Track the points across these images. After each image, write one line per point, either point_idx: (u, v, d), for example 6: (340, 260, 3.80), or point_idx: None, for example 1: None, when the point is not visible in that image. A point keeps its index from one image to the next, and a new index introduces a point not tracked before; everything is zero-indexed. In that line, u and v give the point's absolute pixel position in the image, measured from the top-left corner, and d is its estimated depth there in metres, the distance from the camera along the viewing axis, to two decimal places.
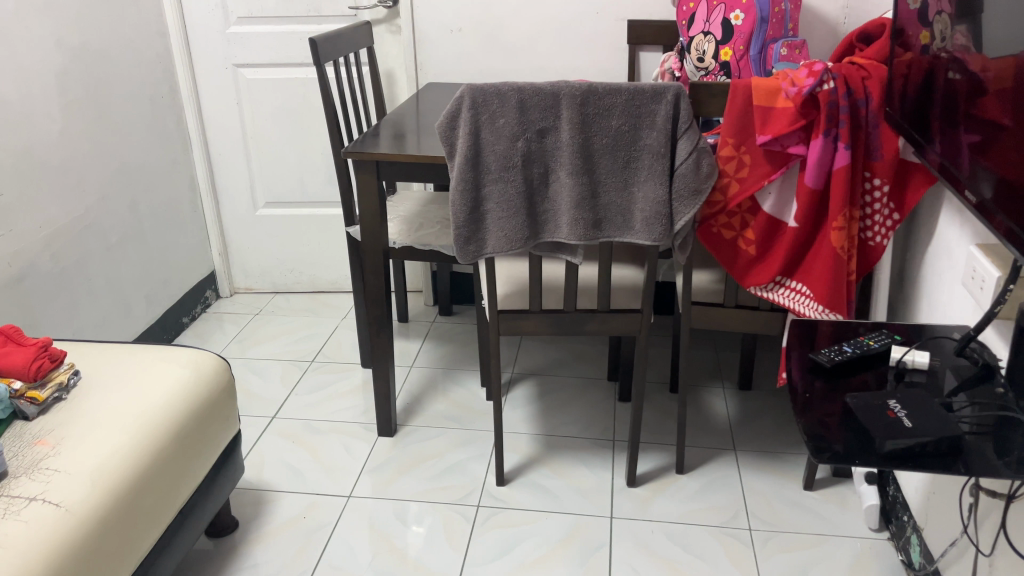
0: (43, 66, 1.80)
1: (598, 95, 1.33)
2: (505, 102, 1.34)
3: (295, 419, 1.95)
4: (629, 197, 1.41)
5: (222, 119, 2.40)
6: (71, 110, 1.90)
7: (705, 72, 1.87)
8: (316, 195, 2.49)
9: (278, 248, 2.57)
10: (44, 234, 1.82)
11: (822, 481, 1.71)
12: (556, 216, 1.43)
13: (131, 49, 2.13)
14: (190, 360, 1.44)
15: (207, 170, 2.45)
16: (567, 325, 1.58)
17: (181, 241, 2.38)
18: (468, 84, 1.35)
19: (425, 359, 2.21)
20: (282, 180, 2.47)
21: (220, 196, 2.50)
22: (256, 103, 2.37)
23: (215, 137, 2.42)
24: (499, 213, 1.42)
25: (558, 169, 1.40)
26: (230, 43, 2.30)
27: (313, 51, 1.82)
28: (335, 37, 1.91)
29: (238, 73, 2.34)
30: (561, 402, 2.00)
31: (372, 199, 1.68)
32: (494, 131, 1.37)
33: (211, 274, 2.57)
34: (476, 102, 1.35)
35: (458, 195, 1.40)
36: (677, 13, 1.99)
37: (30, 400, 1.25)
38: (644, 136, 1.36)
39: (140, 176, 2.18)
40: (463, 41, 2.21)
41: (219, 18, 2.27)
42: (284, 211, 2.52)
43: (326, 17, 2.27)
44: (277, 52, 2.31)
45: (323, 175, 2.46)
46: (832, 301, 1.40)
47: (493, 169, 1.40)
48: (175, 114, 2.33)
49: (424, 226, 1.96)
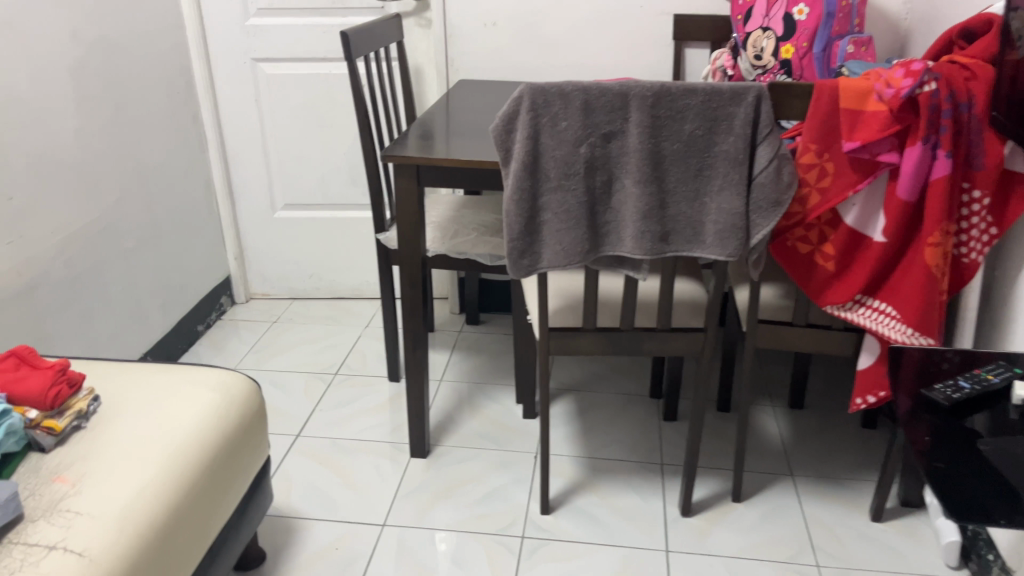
0: (57, 59, 1.67)
1: (671, 96, 1.21)
2: (568, 104, 1.22)
3: (321, 437, 1.83)
4: (700, 208, 1.29)
5: (240, 116, 2.27)
6: (85, 106, 1.76)
7: (763, 71, 1.76)
8: (338, 197, 2.37)
9: (298, 251, 2.44)
10: (58, 238, 1.69)
11: (890, 511, 1.59)
12: (619, 228, 1.31)
13: (147, 41, 1.99)
14: (219, 382, 1.32)
15: (223, 170, 2.32)
16: (625, 344, 1.45)
17: (196, 244, 2.25)
18: (527, 82, 1.23)
19: (455, 372, 2.08)
20: (302, 180, 2.34)
21: (236, 197, 2.37)
22: (276, 99, 2.25)
23: (233, 135, 2.30)
24: (558, 224, 1.29)
25: (624, 178, 1.28)
26: (248, 36, 2.17)
27: (344, 45, 1.70)
28: (367, 31, 1.80)
29: (257, 67, 2.22)
30: (603, 420, 1.88)
31: (411, 204, 1.55)
32: (555, 136, 1.25)
33: (226, 279, 2.44)
34: (536, 103, 1.23)
35: (514, 205, 1.28)
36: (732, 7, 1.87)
37: (46, 430, 1.13)
38: (720, 141, 1.24)
39: (156, 176, 2.05)
40: (498, 37, 2.09)
41: (238, 10, 2.15)
42: (302, 213, 2.39)
43: (352, 9, 2.14)
44: (298, 46, 2.18)
45: (345, 176, 2.33)
46: (922, 323, 1.29)
47: (553, 176, 1.28)
48: (191, 111, 2.20)
49: (461, 232, 1.85)
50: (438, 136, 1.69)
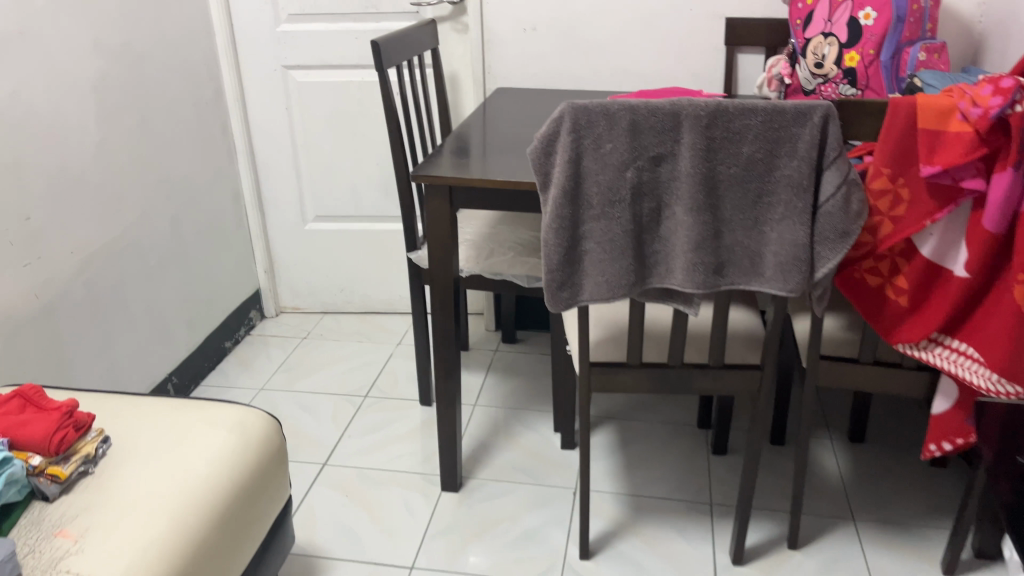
0: (81, 71, 1.60)
1: (728, 116, 1.10)
2: (614, 125, 1.12)
3: (349, 467, 1.74)
4: (758, 237, 1.17)
5: (270, 126, 2.20)
6: (109, 120, 1.69)
7: (824, 80, 1.62)
8: (370, 209, 2.28)
9: (329, 265, 2.36)
10: (77, 258, 1.61)
11: (963, 564, 1.45)
12: (668, 258, 1.20)
13: (175, 50, 1.92)
14: (236, 423, 1.24)
15: (253, 181, 2.25)
16: (673, 382, 1.34)
17: (225, 258, 2.18)
18: (568, 101, 1.13)
19: (490, 395, 1.99)
20: (334, 191, 2.26)
21: (266, 208, 2.30)
22: (307, 108, 2.17)
23: (263, 145, 2.23)
24: (601, 254, 1.18)
25: (674, 205, 1.16)
26: (279, 43, 2.09)
27: (375, 55, 1.61)
28: (399, 39, 1.70)
29: (288, 75, 2.14)
30: (647, 454, 1.76)
31: (444, 225, 1.46)
32: (599, 160, 1.14)
33: (256, 293, 2.37)
34: (578, 123, 1.12)
35: (554, 233, 1.18)
36: (790, 12, 1.74)
37: (51, 478, 1.05)
38: (782, 166, 1.12)
39: (182, 189, 1.97)
40: (538, 42, 1.98)
41: (268, 15, 2.07)
42: (334, 225, 2.31)
43: (385, 15, 2.05)
44: (330, 53, 2.09)
45: (378, 188, 2.25)
46: (1009, 367, 1.15)
47: (596, 203, 1.16)
48: (220, 121, 2.13)
49: (497, 251, 1.75)
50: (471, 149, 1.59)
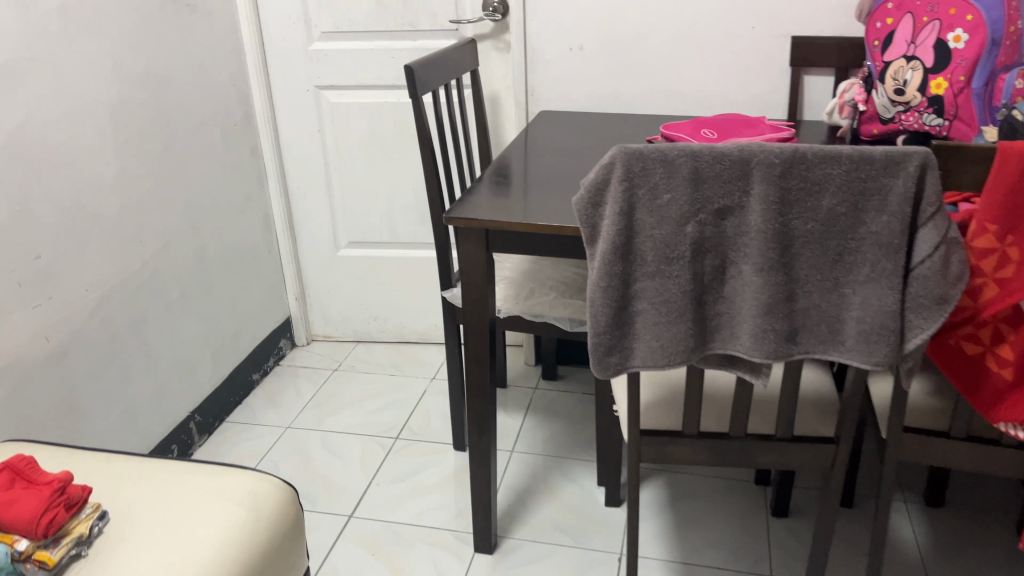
0: (97, 98, 1.50)
1: (806, 164, 0.95)
2: (673, 174, 0.98)
3: (377, 521, 1.62)
4: (838, 301, 1.02)
5: (302, 148, 2.09)
6: (128, 147, 1.59)
7: (905, 108, 1.45)
8: (405, 235, 2.16)
9: (362, 292, 2.25)
10: (91, 296, 1.51)
11: None
12: (731, 322, 1.05)
13: (202, 71, 1.82)
14: (247, 494, 1.12)
15: (284, 205, 2.14)
16: (733, 454, 1.19)
17: (254, 287, 2.08)
18: (620, 145, 0.99)
19: (529, 441, 1.85)
20: (368, 216, 2.15)
21: (298, 233, 2.20)
22: (340, 129, 2.06)
23: (295, 168, 2.12)
24: (655, 317, 1.04)
25: (740, 263, 1.02)
26: (312, 61, 1.99)
27: (408, 80, 1.49)
28: (435, 61, 1.57)
29: (321, 95, 2.03)
30: (699, 515, 1.61)
31: (480, 269, 1.33)
32: (655, 212, 1.00)
33: (287, 321, 2.27)
34: (631, 171, 0.98)
35: (602, 293, 1.04)
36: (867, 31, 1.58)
37: (38, 565, 0.95)
38: (868, 221, 0.97)
39: (208, 217, 1.87)
40: (585, 62, 1.84)
41: (300, 33, 1.96)
42: (367, 251, 2.20)
43: (423, 32, 1.92)
44: (365, 72, 1.98)
45: (414, 213, 2.13)
46: None
47: (650, 260, 1.02)
48: (250, 142, 2.02)
49: (538, 291, 1.61)
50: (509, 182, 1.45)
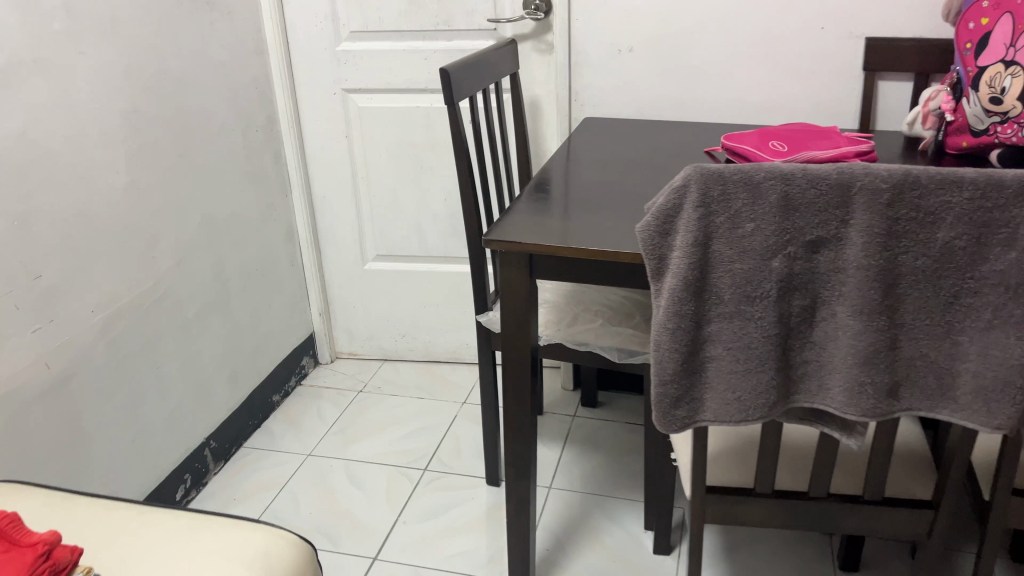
0: (107, 102, 1.38)
1: (919, 189, 0.80)
2: (758, 199, 0.83)
3: (403, 565, 1.48)
4: (952, 350, 0.86)
5: (328, 155, 1.96)
6: (140, 156, 1.47)
7: (1003, 119, 1.28)
8: (436, 249, 2.03)
9: (389, 308, 2.12)
10: (97, 318, 1.39)
11: None
12: (821, 371, 0.90)
13: (222, 74, 1.69)
14: (258, 554, 0.99)
15: (308, 215, 2.02)
16: (813, 517, 1.04)
17: (276, 302, 1.95)
18: (694, 165, 0.85)
19: (568, 476, 1.70)
20: (396, 227, 2.02)
21: (323, 245, 2.07)
22: (369, 136, 1.93)
23: (320, 176, 1.99)
24: (732, 365, 0.89)
25: (834, 304, 0.86)
26: (340, 63, 1.86)
27: (444, 85, 1.35)
28: (473, 64, 1.44)
29: (348, 99, 1.90)
30: (758, 567, 1.45)
31: (521, 298, 1.19)
32: (734, 243, 0.85)
33: (310, 338, 2.14)
34: (708, 195, 0.84)
35: (670, 337, 0.89)
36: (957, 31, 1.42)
37: None
38: (992, 257, 0.81)
39: (227, 229, 1.75)
40: (634, 65, 1.70)
41: (328, 33, 1.83)
42: (396, 265, 2.07)
43: (458, 32, 1.79)
44: (395, 75, 1.85)
45: (446, 225, 1.99)
46: None
47: (728, 299, 0.87)
48: (272, 149, 1.90)
49: (583, 317, 1.46)
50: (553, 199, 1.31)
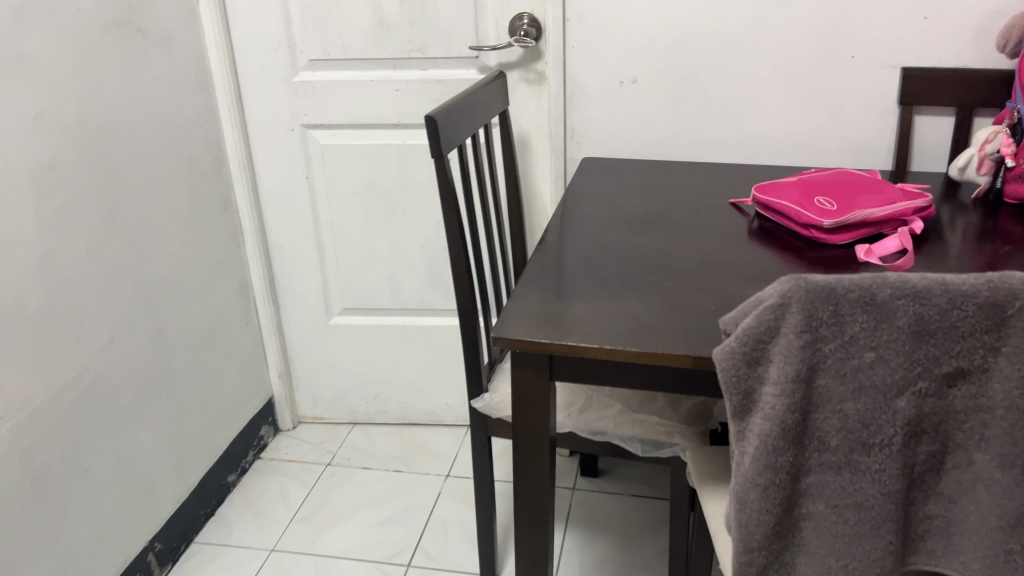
0: (16, 160, 1.13)
1: None
2: (881, 322, 0.63)
3: None
4: None
5: (286, 199, 1.72)
6: (60, 220, 1.21)
7: None
8: (411, 301, 1.80)
9: (359, 367, 1.88)
10: (8, 425, 1.13)
11: None
12: (954, 531, 0.69)
13: (159, 114, 1.44)
14: None
15: (264, 267, 1.77)
16: None
17: (228, 369, 1.70)
18: (792, 276, 0.64)
19: (573, 568, 1.49)
20: (366, 278, 1.78)
21: (282, 299, 1.83)
22: (333, 177, 1.69)
23: (277, 223, 1.75)
24: (842, 529, 0.69)
25: (974, 452, 0.66)
26: (298, 96, 1.62)
27: (430, 135, 1.13)
28: (460, 106, 1.22)
29: (308, 136, 1.66)
30: None
31: (538, 404, 0.97)
32: (847, 377, 0.65)
33: (269, 403, 1.89)
34: (813, 318, 0.63)
35: (761, 495, 0.69)
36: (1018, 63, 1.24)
37: None
38: None
39: (170, 294, 1.49)
40: (639, 99, 1.50)
41: (283, 61, 1.59)
42: (365, 319, 1.83)
43: (435, 60, 1.56)
44: (362, 108, 1.61)
45: (422, 276, 1.77)
46: None
47: (836, 447, 0.67)
48: (221, 195, 1.65)
49: (598, 400, 1.26)
50: (565, 269, 1.09)
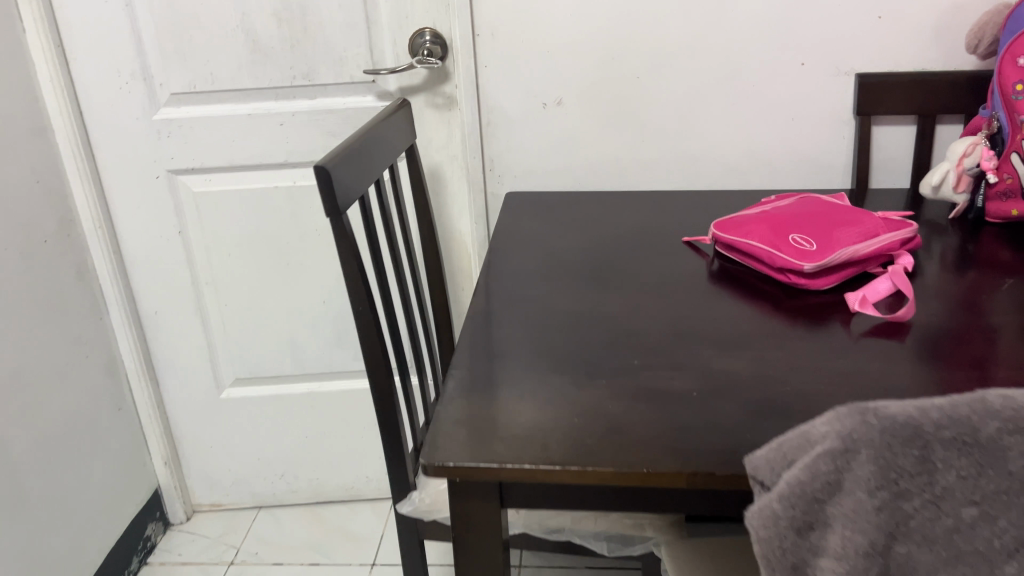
0: None
1: None
2: (986, 470, 0.42)
3: None
4: None
5: (156, 259, 1.45)
6: None
7: None
8: (317, 364, 1.55)
9: (260, 444, 1.62)
10: None
11: None
12: None
13: None
14: None
15: (136, 339, 1.49)
16: None
17: (98, 468, 1.42)
18: (849, 405, 0.46)
19: None
20: (261, 343, 1.53)
21: (162, 375, 1.55)
22: (212, 230, 1.43)
23: (148, 288, 1.47)
24: None
25: None
26: (160, 137, 1.35)
27: (321, 186, 0.90)
28: (356, 147, 0.99)
29: (178, 183, 1.40)
30: None
31: (489, 537, 0.75)
32: (941, 549, 0.44)
33: (155, 496, 1.60)
34: (880, 465, 0.44)
35: None
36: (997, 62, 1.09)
37: None
38: None
39: (13, 393, 1.21)
40: (566, 123, 1.31)
41: (138, 97, 1.32)
42: (264, 389, 1.57)
43: (325, 86, 1.33)
44: (241, 147, 1.36)
45: (328, 335, 1.53)
46: None
47: None
48: (74, 261, 1.36)
49: None
50: (503, 346, 0.87)
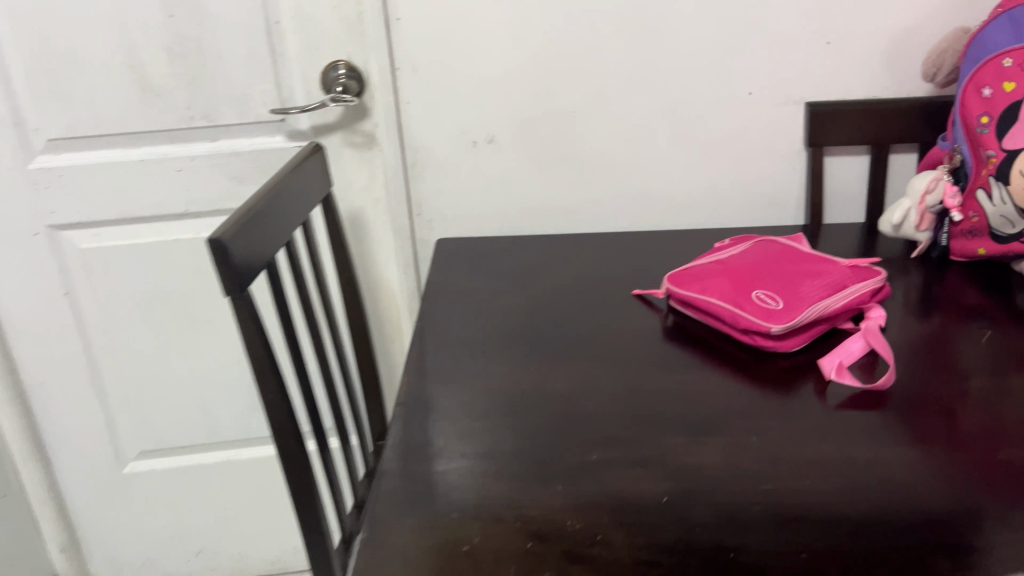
0: None
1: None
2: None
3: None
4: None
5: (41, 325, 1.28)
6: None
7: None
8: (233, 431, 1.40)
9: (172, 520, 1.45)
10: None
11: None
12: None
13: None
14: None
15: (21, 416, 1.32)
16: None
17: None
18: None
19: None
20: (168, 411, 1.37)
21: (55, 453, 1.37)
22: (105, 290, 1.26)
23: (33, 358, 1.30)
24: None
25: None
26: (37, 189, 1.18)
27: (217, 258, 0.76)
28: (262, 209, 0.85)
29: (61, 239, 1.23)
30: None
31: None
32: None
33: None
34: None
35: None
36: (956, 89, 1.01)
37: None
38: None
39: None
40: (498, 163, 1.19)
41: (9, 145, 1.15)
42: (173, 461, 1.41)
43: (227, 127, 1.18)
44: (134, 197, 1.20)
45: (244, 398, 1.38)
46: None
47: None
48: None
49: None
50: (440, 445, 0.74)
